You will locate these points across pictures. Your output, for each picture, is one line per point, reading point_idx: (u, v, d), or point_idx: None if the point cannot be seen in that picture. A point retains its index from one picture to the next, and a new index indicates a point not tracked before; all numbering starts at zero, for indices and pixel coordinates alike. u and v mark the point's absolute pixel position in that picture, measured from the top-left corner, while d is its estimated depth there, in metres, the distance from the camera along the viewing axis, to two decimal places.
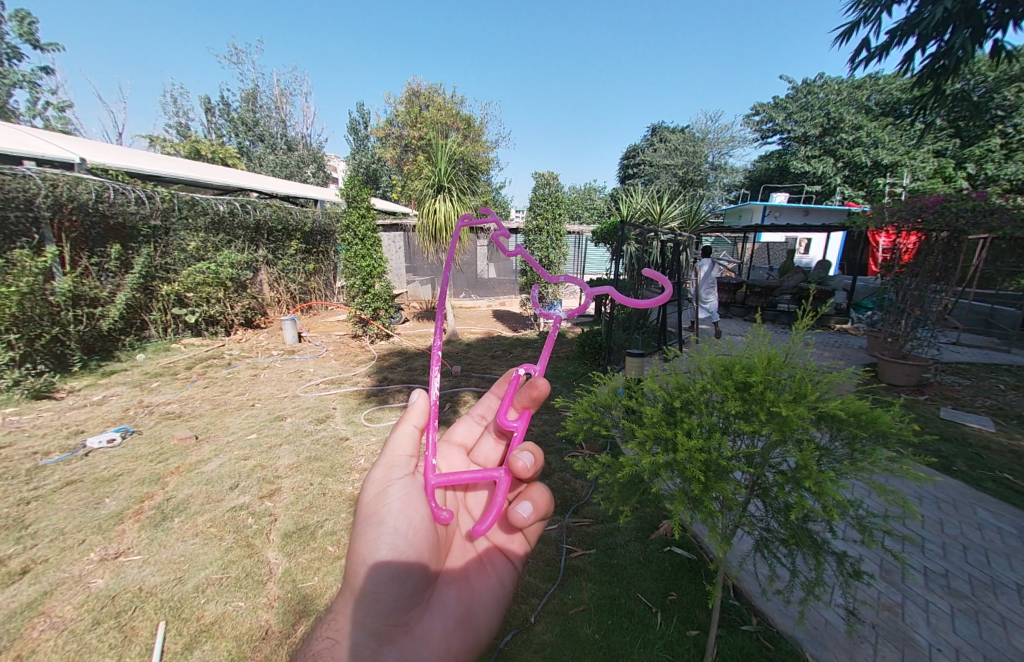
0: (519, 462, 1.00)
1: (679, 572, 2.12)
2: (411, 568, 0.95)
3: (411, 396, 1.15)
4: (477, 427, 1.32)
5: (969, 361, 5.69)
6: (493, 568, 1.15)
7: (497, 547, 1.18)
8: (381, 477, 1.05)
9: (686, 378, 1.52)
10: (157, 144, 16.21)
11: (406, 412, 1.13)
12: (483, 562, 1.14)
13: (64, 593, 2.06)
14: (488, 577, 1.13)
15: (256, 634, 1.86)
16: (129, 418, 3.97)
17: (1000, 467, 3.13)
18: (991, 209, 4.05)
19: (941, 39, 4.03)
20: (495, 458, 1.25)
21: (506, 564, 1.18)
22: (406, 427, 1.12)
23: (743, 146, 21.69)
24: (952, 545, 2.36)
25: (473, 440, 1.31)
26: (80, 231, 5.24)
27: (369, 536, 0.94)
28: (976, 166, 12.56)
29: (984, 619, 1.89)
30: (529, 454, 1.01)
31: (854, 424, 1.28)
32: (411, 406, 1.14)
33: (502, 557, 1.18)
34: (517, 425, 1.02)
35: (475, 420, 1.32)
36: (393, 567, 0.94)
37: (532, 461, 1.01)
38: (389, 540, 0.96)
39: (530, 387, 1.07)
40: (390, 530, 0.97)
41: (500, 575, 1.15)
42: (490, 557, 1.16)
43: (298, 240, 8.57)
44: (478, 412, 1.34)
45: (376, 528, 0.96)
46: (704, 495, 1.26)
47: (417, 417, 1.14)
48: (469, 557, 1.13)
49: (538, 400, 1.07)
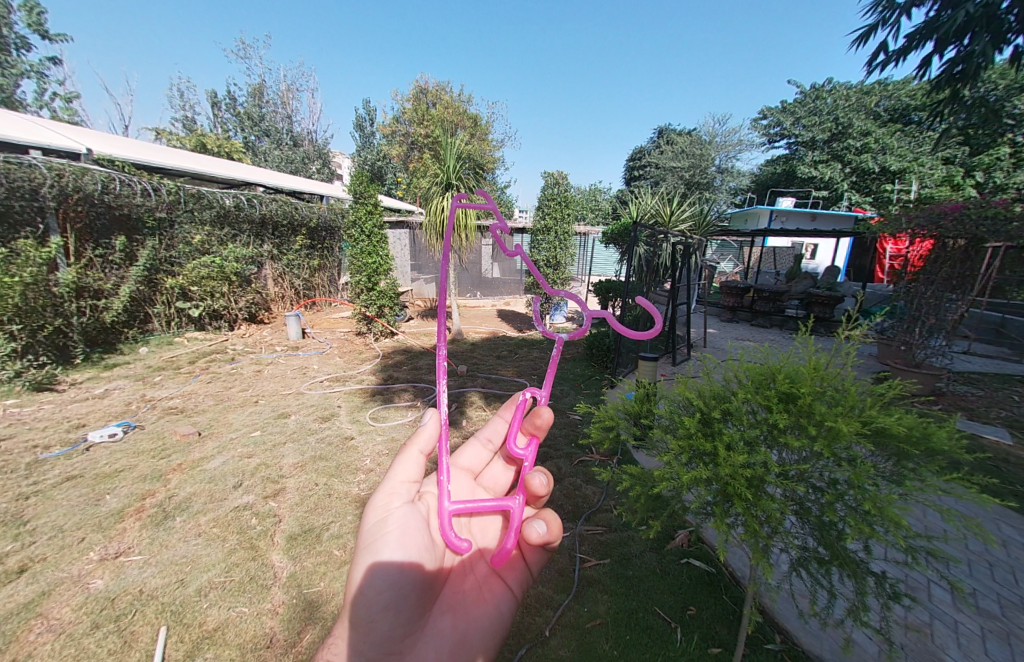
0: (533, 483, 0.93)
1: (698, 586, 2.04)
2: (406, 598, 0.90)
3: (420, 419, 1.02)
4: (485, 453, 1.23)
5: (982, 371, 5.58)
6: (492, 596, 1.05)
7: (499, 575, 1.07)
8: (382, 503, 1.00)
9: (721, 387, 1.46)
10: (163, 136, 16.16)
11: (412, 437, 1.02)
12: (481, 589, 1.04)
13: (63, 593, 2.00)
14: (485, 606, 1.03)
15: (260, 642, 1.79)
16: (132, 412, 3.91)
17: (1022, 480, 3.04)
18: (1011, 217, 3.93)
19: (960, 44, 3.93)
20: (506, 484, 1.19)
21: (507, 594, 1.07)
22: (412, 453, 1.03)
23: (750, 150, 21.55)
24: (978, 563, 2.28)
25: (481, 466, 1.22)
26: (86, 222, 5.18)
27: (364, 563, 0.90)
28: (984, 174, 12.48)
29: (1016, 641, 1.80)
30: (543, 475, 0.94)
31: (905, 441, 1.21)
32: (421, 428, 1.02)
33: (503, 586, 1.07)
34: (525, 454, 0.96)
35: (483, 444, 1.23)
36: (387, 596, 0.89)
37: (546, 482, 0.94)
38: (384, 570, 0.90)
39: (535, 415, 1.00)
40: (385, 560, 0.91)
41: (499, 605, 1.05)
42: (489, 584, 1.06)
43: (303, 236, 8.51)
44: (486, 436, 1.25)
45: (372, 556, 0.91)
46: (748, 513, 1.22)
47: (422, 441, 1.04)
48: (468, 584, 1.04)
49: (542, 430, 0.99)
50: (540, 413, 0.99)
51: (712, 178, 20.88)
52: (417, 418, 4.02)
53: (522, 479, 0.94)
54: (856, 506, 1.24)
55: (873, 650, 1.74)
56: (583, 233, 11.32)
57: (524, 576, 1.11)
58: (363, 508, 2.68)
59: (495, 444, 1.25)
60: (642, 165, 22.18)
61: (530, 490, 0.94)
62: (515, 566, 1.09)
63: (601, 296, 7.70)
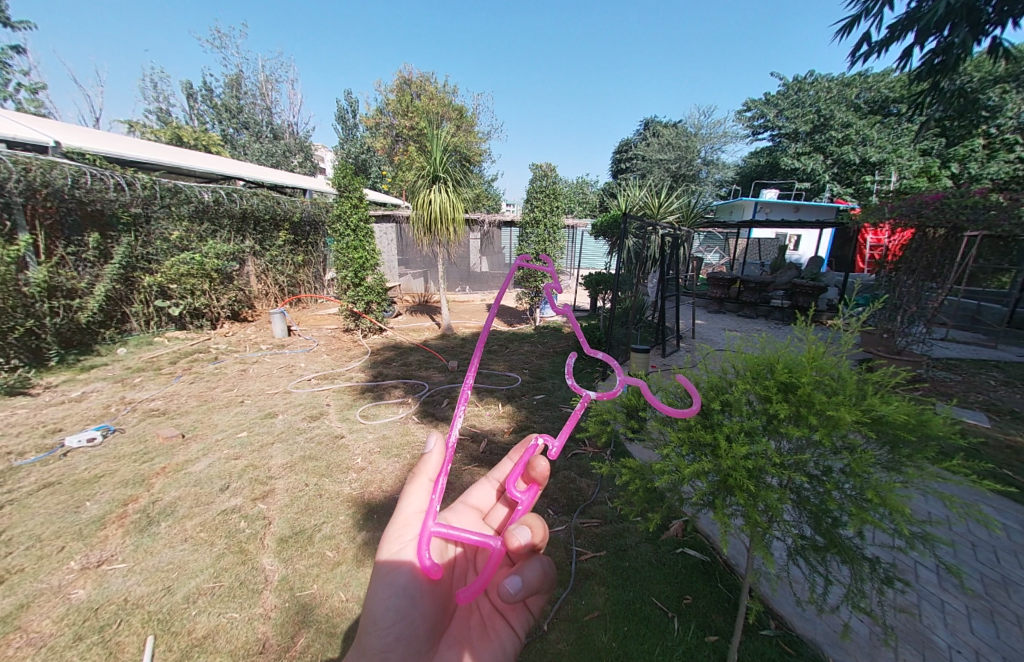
0: (513, 538, 0.85)
1: (694, 575, 2.06)
2: (416, 630, 0.92)
3: (425, 445, 1.00)
4: (491, 490, 1.18)
5: (959, 357, 5.74)
6: (497, 635, 1.00)
7: (502, 613, 1.02)
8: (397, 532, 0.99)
9: (720, 378, 1.46)
10: (135, 129, 15.54)
11: (418, 465, 0.99)
12: (486, 627, 1.00)
13: (43, 605, 1.92)
14: (490, 644, 0.98)
15: (253, 648, 1.75)
16: (111, 415, 3.77)
17: (999, 461, 3.13)
18: (989, 206, 4.01)
19: (941, 35, 3.94)
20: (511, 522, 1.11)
21: (511, 634, 1.01)
22: (420, 481, 0.99)
23: (735, 142, 21.72)
24: (963, 544, 2.35)
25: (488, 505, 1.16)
26: (56, 218, 4.96)
27: (378, 595, 0.91)
28: (960, 165, 12.78)
29: (999, 619, 1.86)
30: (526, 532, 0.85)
31: (901, 429, 1.22)
32: (426, 455, 0.99)
33: (507, 625, 1.02)
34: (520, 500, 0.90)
35: (490, 482, 1.18)
36: (399, 627, 0.91)
37: (529, 538, 0.85)
38: (396, 602, 0.92)
39: (533, 467, 0.98)
40: (398, 592, 0.92)
41: (505, 646, 0.99)
42: (494, 622, 1.01)
43: (287, 231, 8.29)
44: (494, 472, 1.20)
45: (387, 587, 0.92)
46: (749, 504, 1.22)
47: (431, 469, 1.00)
48: (472, 622, 1.01)
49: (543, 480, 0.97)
50: (539, 463, 0.98)
51: (699, 170, 21.00)
52: (408, 415, 3.97)
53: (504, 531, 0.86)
54: (854, 494, 1.25)
55: (865, 633, 1.77)
56: (571, 226, 11.29)
57: (527, 616, 1.05)
58: (356, 507, 2.63)
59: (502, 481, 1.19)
60: (629, 158, 22.19)
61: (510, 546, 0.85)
62: (517, 607, 1.03)
63: (591, 289, 7.69)
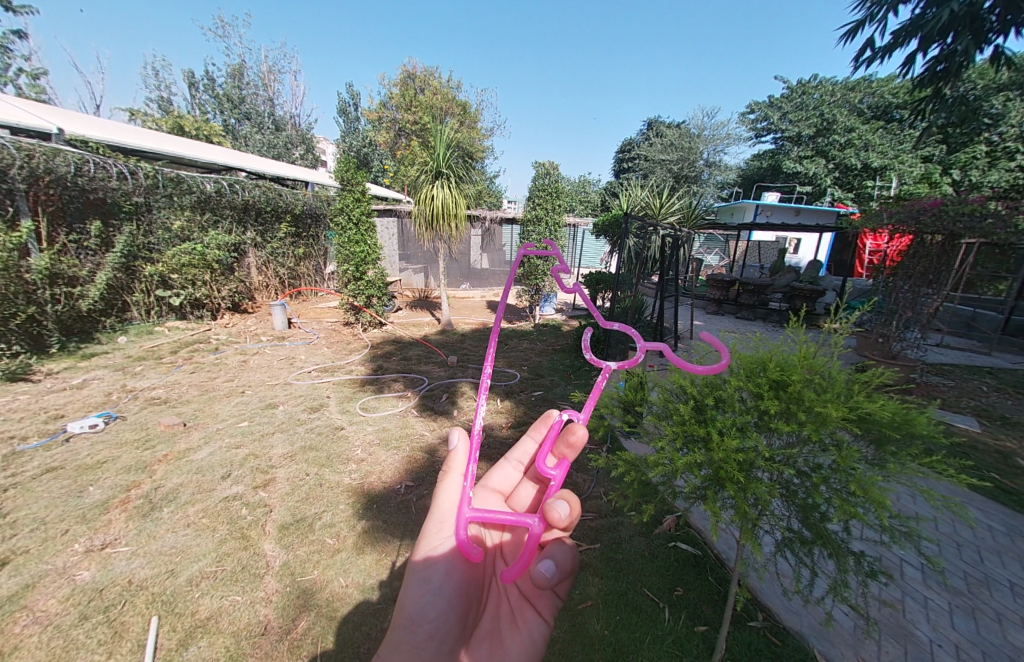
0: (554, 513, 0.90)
1: (684, 568, 2.11)
2: (451, 628, 0.95)
3: (451, 441, 1.08)
4: (515, 473, 1.23)
5: (953, 363, 5.80)
6: (526, 626, 1.04)
7: (529, 600, 1.06)
8: (432, 532, 1.02)
9: (714, 375, 1.51)
10: (137, 117, 15.41)
11: (449, 461, 1.06)
12: (514, 616, 1.04)
13: (48, 585, 1.96)
14: (519, 633, 1.02)
15: (255, 630, 1.80)
16: (113, 402, 3.81)
17: (989, 466, 3.17)
18: (987, 214, 4.04)
19: (944, 42, 3.95)
20: (535, 503, 1.17)
21: (539, 621, 1.05)
22: (455, 478, 1.05)
23: (737, 144, 21.70)
24: (946, 543, 2.42)
25: (511, 487, 1.22)
26: (58, 205, 4.97)
27: (414, 591, 0.95)
28: (961, 172, 12.69)
29: (980, 616, 1.92)
30: (568, 505, 0.90)
31: (886, 426, 1.28)
32: (452, 450, 1.07)
33: (535, 613, 1.05)
34: (556, 473, 0.93)
35: (513, 464, 1.22)
36: (433, 624, 0.94)
37: (568, 512, 0.90)
38: (431, 600, 0.95)
39: (570, 432, 1.02)
40: (432, 589, 0.96)
41: (532, 634, 1.03)
42: (522, 611, 1.05)
43: (288, 222, 8.27)
44: (516, 457, 1.24)
45: (422, 584, 0.96)
46: (740, 496, 1.27)
47: (461, 464, 1.07)
48: (502, 612, 1.05)
49: (577, 448, 1.01)
50: (576, 429, 1.00)
51: (700, 171, 20.99)
52: (407, 409, 4.00)
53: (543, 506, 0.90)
54: (840, 488, 1.30)
55: (849, 624, 1.84)
56: (572, 224, 11.28)
57: (555, 600, 1.08)
58: (356, 497, 2.68)
59: (525, 463, 1.24)
60: (632, 157, 22.22)
61: (551, 519, 0.90)
62: (544, 593, 1.06)
63: (591, 287, 7.70)
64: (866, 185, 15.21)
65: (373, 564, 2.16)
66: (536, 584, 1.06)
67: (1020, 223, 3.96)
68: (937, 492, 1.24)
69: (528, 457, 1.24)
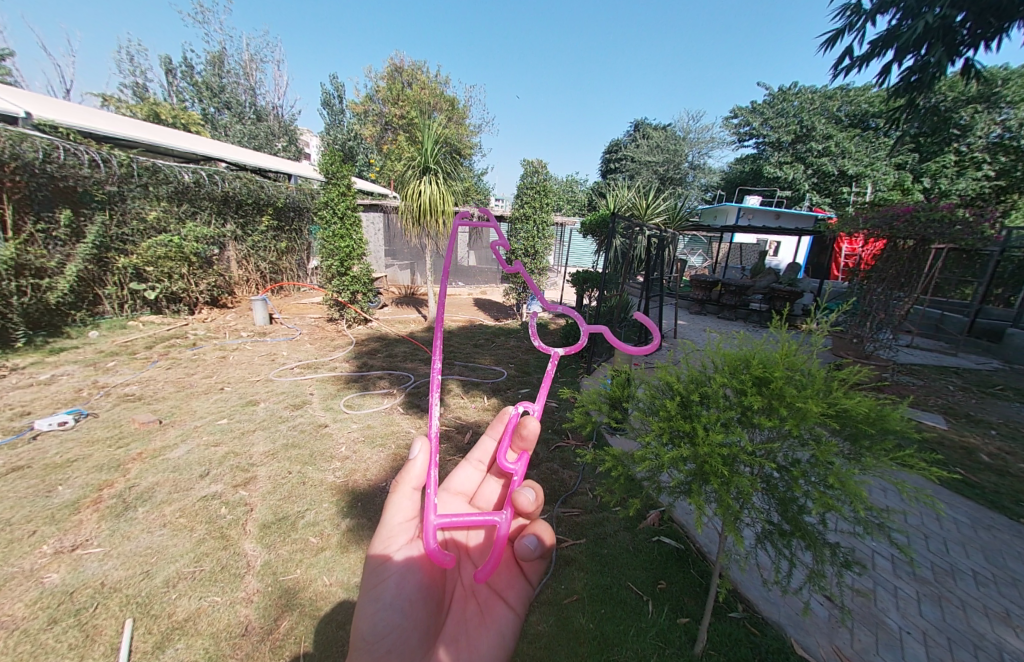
0: (521, 500, 0.95)
1: (667, 561, 2.15)
2: (408, 639, 0.95)
3: (409, 452, 1.00)
4: (476, 473, 1.23)
5: (923, 363, 6.05)
6: (495, 620, 1.02)
7: (500, 594, 1.04)
8: (382, 549, 1.01)
9: (699, 372, 1.54)
10: (110, 103, 14.73)
11: (401, 476, 1.02)
12: (483, 612, 1.03)
13: (13, 588, 1.88)
14: (488, 631, 1.00)
15: (235, 630, 1.76)
16: (83, 399, 3.65)
17: (955, 463, 3.30)
18: (956, 221, 4.20)
19: (919, 53, 4.08)
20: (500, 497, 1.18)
21: (509, 613, 1.03)
22: (405, 490, 1.03)
23: (721, 147, 22.10)
24: (915, 535, 2.53)
25: (474, 487, 1.21)
26: (25, 192, 4.70)
27: (367, 611, 0.95)
28: (931, 181, 13.24)
29: (946, 603, 2.01)
30: (531, 489, 0.95)
31: (864, 423, 1.33)
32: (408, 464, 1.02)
33: (505, 606, 1.04)
34: (516, 468, 0.97)
35: (474, 464, 1.23)
36: (390, 640, 0.93)
37: (534, 498, 0.96)
38: (385, 615, 0.95)
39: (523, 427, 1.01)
40: (385, 606, 0.96)
41: (502, 630, 1.01)
42: (491, 606, 1.04)
43: (270, 215, 8.05)
44: (477, 456, 1.24)
45: (374, 603, 0.95)
46: (723, 489, 1.29)
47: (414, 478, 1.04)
48: (470, 611, 1.03)
49: (531, 440, 1.02)
50: (527, 423, 1.01)
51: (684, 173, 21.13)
52: (393, 406, 3.96)
53: (511, 496, 0.95)
54: (818, 482, 1.34)
55: (824, 613, 1.91)
56: (559, 223, 11.28)
57: (524, 590, 1.07)
58: (340, 495, 2.64)
59: (486, 462, 1.24)
60: (618, 158, 22.46)
61: (519, 507, 0.95)
62: (515, 583, 1.05)
63: (578, 286, 7.73)
64: (841, 191, 15.72)
65: (356, 562, 2.14)
66: (506, 576, 1.05)
67: (986, 230, 4.13)
68: (908, 483, 1.29)
69: (488, 455, 1.23)
